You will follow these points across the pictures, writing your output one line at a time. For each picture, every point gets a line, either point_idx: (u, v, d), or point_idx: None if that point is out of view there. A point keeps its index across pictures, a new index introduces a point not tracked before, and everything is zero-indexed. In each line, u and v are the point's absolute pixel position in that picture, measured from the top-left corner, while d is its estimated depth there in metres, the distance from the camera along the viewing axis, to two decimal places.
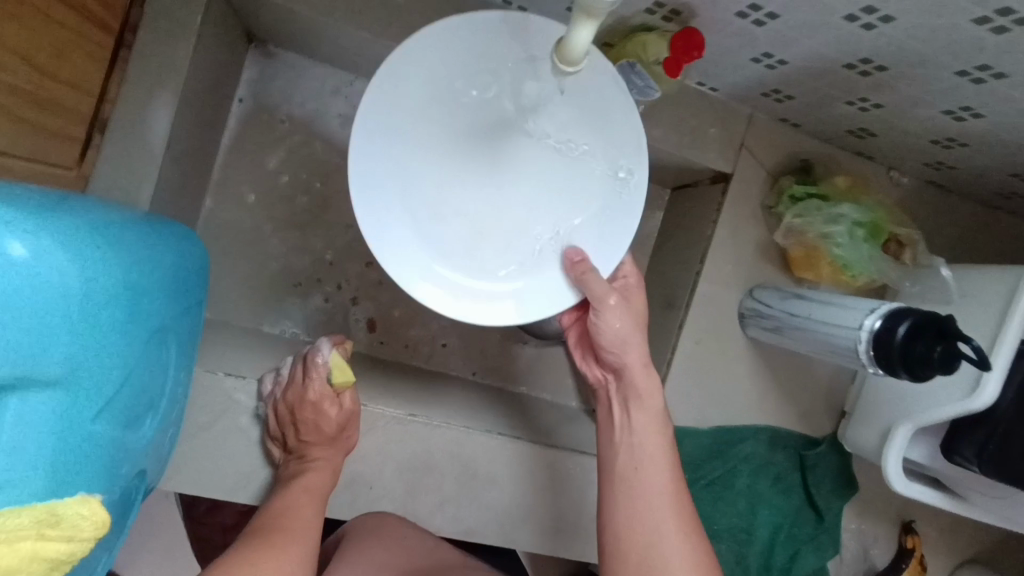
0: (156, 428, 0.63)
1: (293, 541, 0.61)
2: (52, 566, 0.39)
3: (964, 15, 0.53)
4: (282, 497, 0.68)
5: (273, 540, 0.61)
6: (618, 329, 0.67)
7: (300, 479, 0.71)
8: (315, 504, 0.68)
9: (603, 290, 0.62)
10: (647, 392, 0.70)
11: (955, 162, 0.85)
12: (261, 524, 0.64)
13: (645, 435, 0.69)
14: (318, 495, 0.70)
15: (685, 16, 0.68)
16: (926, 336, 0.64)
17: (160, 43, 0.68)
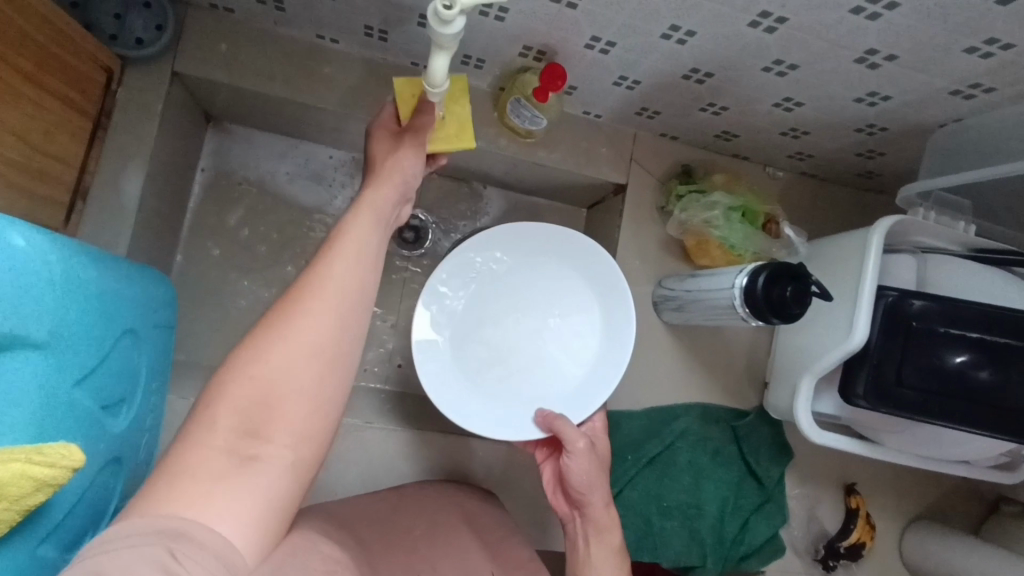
0: (131, 427, 0.66)
1: (310, 330, 0.54)
2: (35, 488, 0.44)
3: (739, 23, 0.69)
4: (322, 261, 0.57)
5: (309, 303, 0.54)
6: (582, 473, 0.76)
7: (346, 232, 0.59)
8: (379, 214, 0.62)
9: (575, 435, 0.76)
10: (603, 525, 0.77)
11: (812, 151, 1.01)
12: (309, 279, 0.56)
13: (601, 565, 0.76)
14: (339, 314, 0.55)
15: (550, 55, 0.84)
16: (780, 281, 0.77)
17: (130, 124, 0.84)
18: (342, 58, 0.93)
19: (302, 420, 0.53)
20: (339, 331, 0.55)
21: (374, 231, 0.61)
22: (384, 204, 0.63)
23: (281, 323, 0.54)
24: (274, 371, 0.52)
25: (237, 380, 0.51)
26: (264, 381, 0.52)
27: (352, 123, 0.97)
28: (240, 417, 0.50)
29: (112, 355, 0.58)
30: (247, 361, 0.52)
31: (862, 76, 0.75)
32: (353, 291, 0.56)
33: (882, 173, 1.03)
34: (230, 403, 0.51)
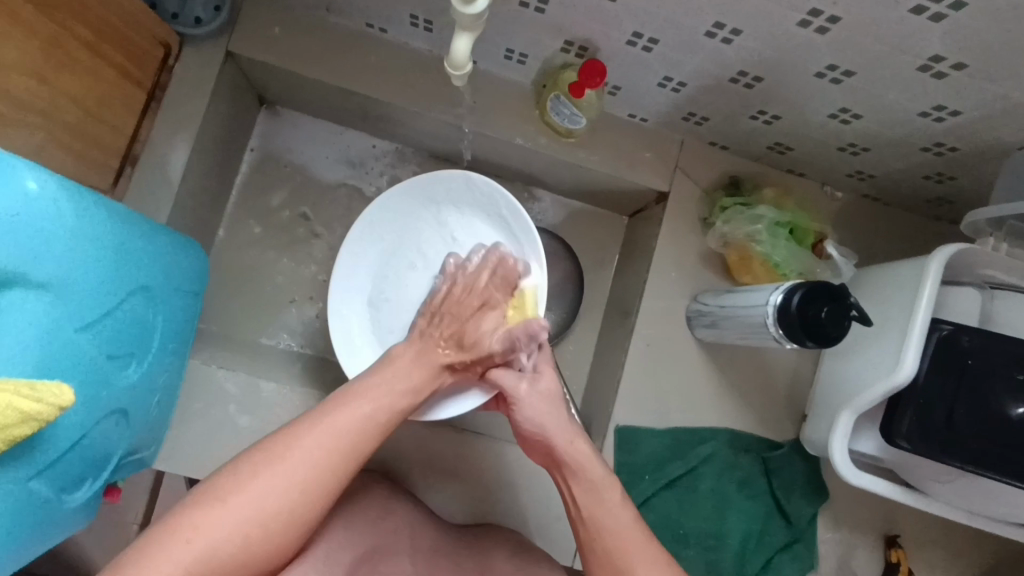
0: (144, 383, 0.68)
1: (273, 493, 0.59)
2: (21, 420, 0.46)
3: (788, 21, 0.65)
4: (314, 419, 0.63)
5: (286, 459, 0.60)
6: (522, 386, 0.74)
7: (354, 399, 0.66)
8: (360, 446, 0.64)
9: (513, 380, 0.75)
10: (580, 466, 0.70)
11: (874, 170, 0.93)
12: (287, 441, 0.61)
13: (593, 506, 0.68)
14: (305, 475, 0.60)
15: (593, 51, 0.82)
16: (818, 300, 0.71)
17: (183, 98, 0.88)
18: (388, 48, 0.94)
19: (252, 555, 0.58)
20: (300, 514, 0.60)
21: (376, 408, 0.66)
22: (369, 412, 0.66)
23: (272, 457, 0.60)
24: (249, 518, 0.58)
25: (217, 514, 0.57)
26: (240, 521, 0.57)
27: (394, 112, 0.98)
28: (202, 561, 0.55)
29: (123, 307, 0.61)
30: (227, 496, 0.58)
31: (927, 86, 0.69)
32: (319, 483, 0.61)
33: (953, 200, 0.94)
34: (202, 538, 0.56)
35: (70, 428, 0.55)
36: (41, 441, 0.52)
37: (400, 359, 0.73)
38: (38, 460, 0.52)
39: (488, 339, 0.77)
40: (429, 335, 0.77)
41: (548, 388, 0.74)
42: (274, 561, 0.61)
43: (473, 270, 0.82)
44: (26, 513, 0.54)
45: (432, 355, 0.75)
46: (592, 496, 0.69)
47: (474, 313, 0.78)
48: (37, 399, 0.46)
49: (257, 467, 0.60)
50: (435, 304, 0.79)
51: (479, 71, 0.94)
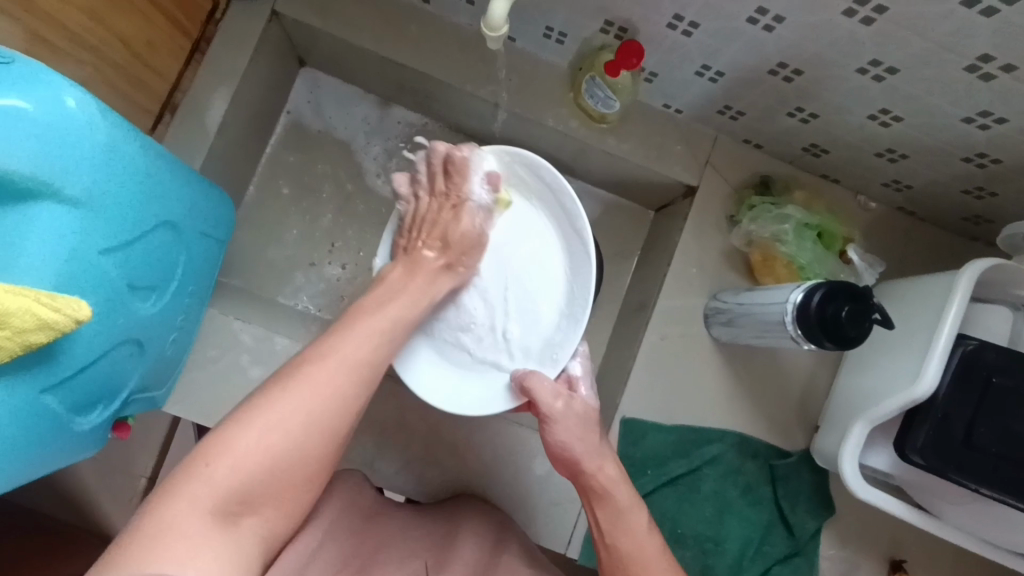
0: (161, 319, 0.69)
1: (298, 419, 0.56)
2: (36, 326, 0.46)
3: (833, 10, 0.64)
4: (323, 346, 0.60)
5: (308, 372, 0.57)
6: (554, 403, 0.69)
7: (363, 325, 0.63)
8: (370, 347, 0.62)
9: (550, 398, 0.69)
10: (605, 489, 0.69)
11: (911, 181, 0.91)
12: (310, 359, 0.59)
13: (618, 533, 0.67)
14: (334, 392, 0.58)
15: (632, 34, 0.82)
16: (838, 299, 0.69)
17: (225, 52, 0.90)
18: (428, 20, 0.95)
19: (287, 477, 0.56)
20: (333, 428, 0.58)
21: (379, 338, 0.63)
22: (372, 349, 0.62)
23: (284, 382, 0.57)
24: (277, 442, 0.55)
25: (240, 440, 0.53)
26: (271, 442, 0.54)
27: (429, 85, 0.99)
28: (240, 487, 0.53)
29: (147, 240, 0.61)
30: (259, 411, 0.55)
31: (972, 90, 0.67)
32: (349, 393, 0.59)
33: (992, 219, 0.91)
34: (232, 465, 0.53)
35: (87, 350, 0.56)
36: (55, 357, 0.53)
37: (394, 276, 0.71)
38: (51, 376, 0.53)
39: (473, 232, 0.75)
40: (412, 245, 0.74)
41: (582, 409, 0.71)
42: (307, 492, 0.58)
43: (428, 180, 0.78)
44: (37, 429, 0.55)
45: (421, 260, 0.73)
46: (616, 520, 0.68)
47: (450, 211, 0.75)
48: (55, 308, 0.47)
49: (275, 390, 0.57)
50: (411, 221, 0.76)
51: (516, 50, 0.95)
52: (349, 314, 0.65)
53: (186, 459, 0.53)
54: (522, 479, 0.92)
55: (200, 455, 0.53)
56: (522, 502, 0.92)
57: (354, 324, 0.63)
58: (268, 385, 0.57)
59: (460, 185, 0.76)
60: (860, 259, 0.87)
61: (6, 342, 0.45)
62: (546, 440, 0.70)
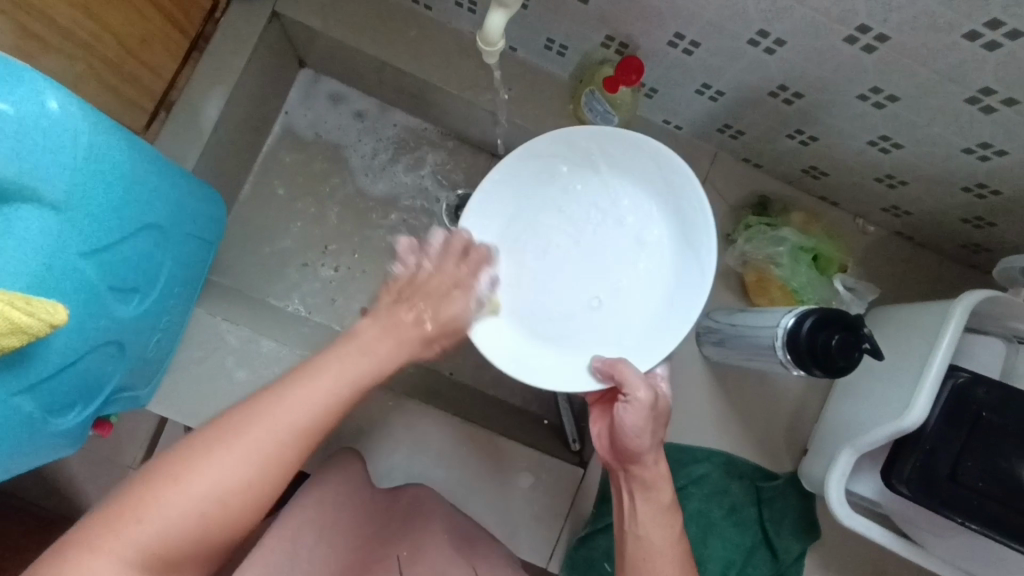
0: (146, 319, 0.68)
1: (233, 471, 0.50)
2: (9, 330, 0.45)
3: (835, 36, 0.63)
4: (273, 394, 0.53)
5: (251, 433, 0.51)
6: (641, 395, 0.67)
7: (312, 376, 0.55)
8: (327, 415, 0.55)
9: (637, 382, 0.67)
10: (650, 482, 0.69)
11: (909, 207, 0.90)
12: (253, 417, 0.52)
13: (652, 528, 0.67)
14: (274, 441, 0.52)
15: (633, 48, 0.81)
16: (829, 326, 0.68)
17: (223, 51, 0.89)
18: (430, 25, 0.94)
19: (206, 539, 0.51)
20: (274, 470, 0.52)
21: (334, 389, 0.56)
22: (348, 382, 0.57)
23: (219, 440, 0.51)
24: (205, 496, 0.50)
25: (164, 495, 0.49)
26: (204, 492, 0.50)
27: (429, 90, 0.98)
28: (158, 543, 0.48)
29: (130, 242, 0.60)
30: (184, 476, 0.49)
31: (974, 121, 0.67)
32: (287, 455, 0.53)
33: (990, 248, 0.91)
34: (150, 522, 0.48)
35: (67, 351, 0.56)
36: (36, 357, 0.52)
37: (364, 331, 0.61)
38: (30, 376, 0.53)
39: (463, 318, 0.68)
40: (395, 307, 0.65)
41: (663, 404, 0.69)
42: (225, 549, 0.54)
43: (437, 252, 0.69)
44: (10, 430, 0.54)
45: (401, 322, 0.63)
46: (650, 516, 0.68)
47: (449, 289, 0.67)
48: (29, 312, 0.46)
49: (211, 441, 0.51)
50: (402, 282, 0.67)
51: (517, 60, 0.94)
52: (307, 362, 0.57)
53: (106, 506, 0.49)
54: (507, 492, 0.92)
55: (115, 509, 0.49)
56: (505, 515, 0.91)
57: (312, 370, 0.56)
58: (209, 435, 0.51)
59: (475, 265, 0.71)
60: (844, 290, 0.87)
61: None
62: (622, 422, 0.68)
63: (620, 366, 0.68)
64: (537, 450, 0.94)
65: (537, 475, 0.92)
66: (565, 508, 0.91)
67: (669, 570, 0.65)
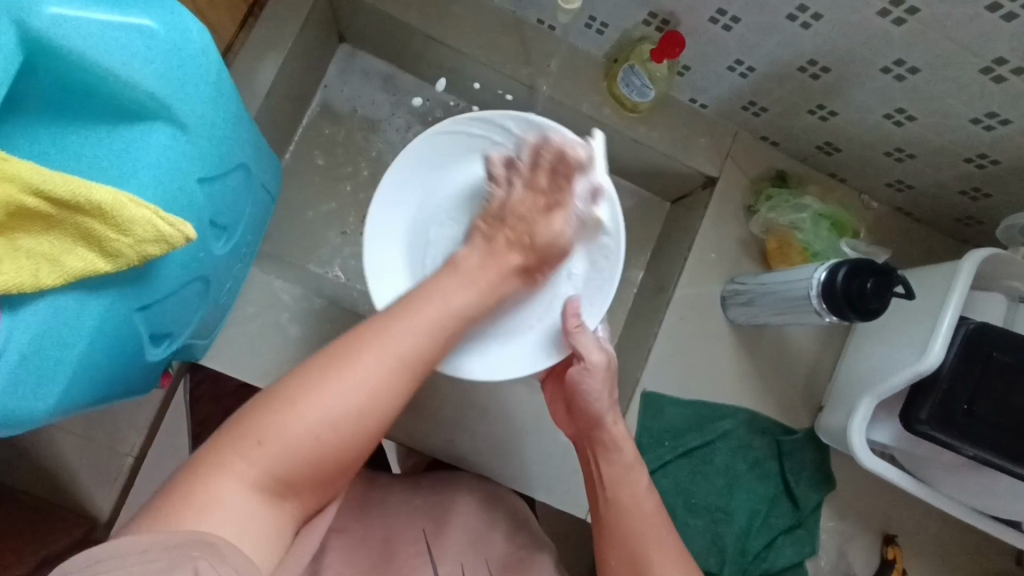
0: (224, 261, 0.70)
1: (348, 401, 0.53)
2: (154, 238, 0.47)
3: (870, 9, 0.71)
4: (396, 317, 0.57)
5: (364, 360, 0.53)
6: (596, 359, 0.72)
7: (452, 290, 0.61)
8: (424, 354, 0.57)
9: (589, 347, 0.73)
10: (615, 445, 0.73)
11: (913, 180, 0.99)
12: (370, 344, 0.54)
13: (620, 487, 0.72)
14: (380, 381, 0.54)
15: (673, 26, 0.88)
16: (863, 274, 0.75)
17: (278, 19, 0.92)
18: (473, 2, 0.99)
19: (331, 453, 0.53)
20: (383, 402, 0.54)
21: (447, 318, 0.59)
22: (454, 311, 0.60)
23: (342, 366, 0.53)
24: (324, 419, 0.52)
25: (289, 418, 0.52)
26: (322, 417, 0.52)
27: (469, 66, 1.03)
28: (282, 463, 0.52)
29: (229, 180, 0.63)
30: (302, 400, 0.52)
31: (985, 90, 0.75)
32: (399, 386, 0.55)
33: (983, 220, 1.00)
34: (272, 447, 0.51)
35: (174, 274, 0.58)
36: (154, 275, 0.54)
37: (471, 261, 0.65)
38: (147, 293, 0.55)
39: None
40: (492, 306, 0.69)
41: (600, 364, 0.72)
42: (343, 474, 0.57)
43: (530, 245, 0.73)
44: (123, 350, 0.56)
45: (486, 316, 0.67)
46: (623, 476, 0.72)
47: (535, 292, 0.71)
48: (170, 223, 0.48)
49: (327, 367, 0.53)
50: (496, 208, 0.70)
51: (556, 39, 1.00)
52: (413, 294, 0.60)
53: (230, 429, 0.52)
54: (547, 446, 0.96)
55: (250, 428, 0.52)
56: (545, 469, 0.95)
57: (427, 300, 0.60)
58: (335, 350, 0.54)
59: (559, 264, 0.74)
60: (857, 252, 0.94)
61: (127, 248, 0.47)
62: (580, 387, 0.73)
63: (578, 330, 0.74)
64: None
65: None
66: None
67: (651, 525, 0.70)
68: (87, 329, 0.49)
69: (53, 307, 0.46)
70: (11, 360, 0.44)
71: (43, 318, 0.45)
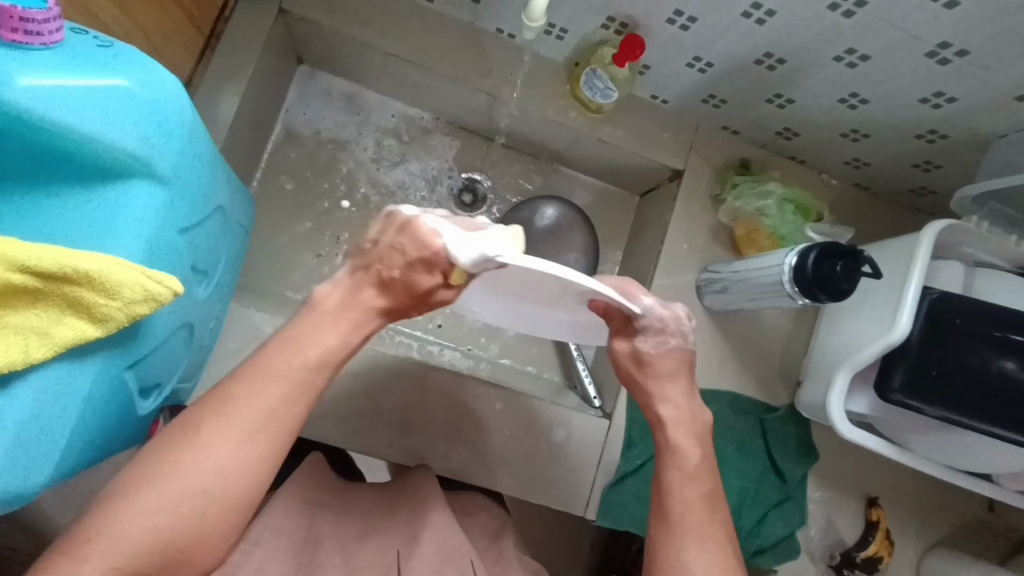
0: (209, 299, 0.70)
1: (200, 478, 0.53)
2: (143, 298, 0.47)
3: (820, 4, 0.74)
4: (242, 390, 0.56)
5: (209, 439, 0.54)
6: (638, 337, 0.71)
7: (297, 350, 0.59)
8: (292, 402, 0.57)
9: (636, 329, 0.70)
10: (677, 443, 0.68)
11: (869, 158, 1.03)
12: (213, 416, 0.55)
13: (685, 490, 0.66)
14: (232, 452, 0.54)
15: (632, 27, 0.89)
16: (832, 257, 0.78)
17: (234, 47, 0.90)
18: (430, 16, 0.99)
19: (192, 537, 0.53)
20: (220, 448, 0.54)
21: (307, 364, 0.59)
22: (300, 374, 0.58)
23: (191, 444, 0.54)
24: (164, 509, 0.52)
25: (124, 516, 0.51)
26: (160, 506, 0.52)
27: (430, 78, 1.02)
28: (125, 559, 0.50)
29: (211, 223, 0.64)
30: (146, 483, 0.52)
31: (931, 72, 0.79)
32: (252, 449, 0.55)
33: (935, 190, 1.05)
34: (103, 544, 0.49)
35: (162, 326, 0.57)
36: (144, 333, 0.54)
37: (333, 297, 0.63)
38: (136, 352, 0.54)
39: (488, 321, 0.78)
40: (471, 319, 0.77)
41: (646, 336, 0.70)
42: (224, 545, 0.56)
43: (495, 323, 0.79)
44: (116, 408, 0.55)
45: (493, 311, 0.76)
46: (683, 476, 0.67)
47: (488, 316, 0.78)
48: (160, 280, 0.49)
49: (168, 453, 0.53)
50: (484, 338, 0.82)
51: (517, 47, 1.00)
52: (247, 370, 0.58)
53: (70, 535, 0.51)
54: (542, 448, 0.98)
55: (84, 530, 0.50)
56: (541, 471, 0.97)
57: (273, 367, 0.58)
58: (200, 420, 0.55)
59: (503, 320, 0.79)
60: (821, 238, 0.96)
61: (117, 310, 0.47)
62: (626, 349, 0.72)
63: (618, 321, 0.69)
64: (565, 409, 1.00)
65: (569, 430, 0.99)
66: (596, 457, 0.99)
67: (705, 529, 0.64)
68: (83, 397, 0.50)
69: (49, 379, 0.46)
70: (6, 439, 0.45)
71: (38, 398, 0.46)
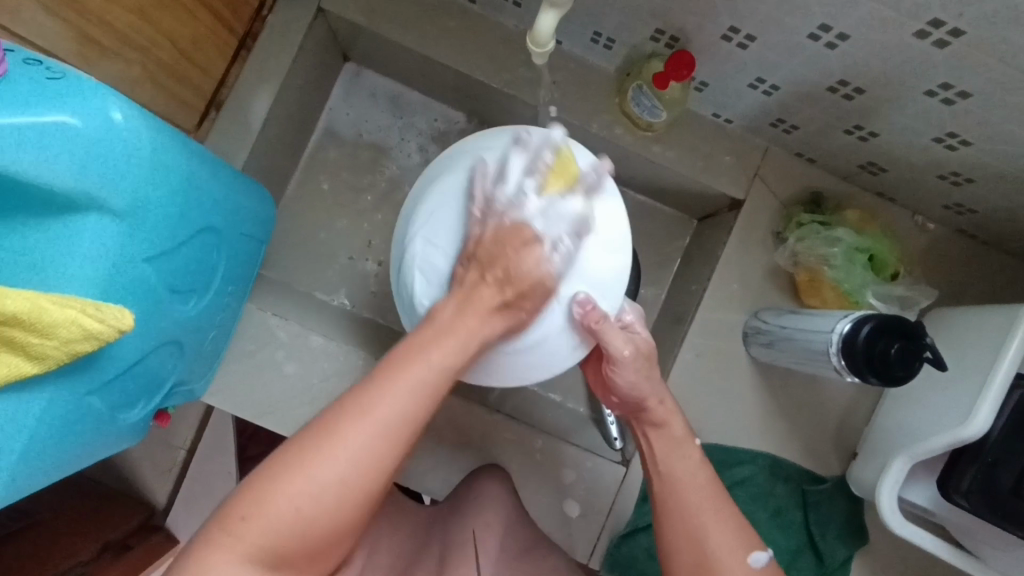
0: (205, 307, 0.72)
1: (369, 456, 0.50)
2: (81, 337, 0.48)
3: (904, 30, 0.62)
4: (367, 391, 0.51)
5: (346, 431, 0.49)
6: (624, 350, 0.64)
7: (442, 337, 0.54)
8: (426, 401, 0.52)
9: (621, 343, 0.64)
10: (663, 420, 0.68)
11: (975, 204, 0.85)
12: (354, 407, 0.50)
13: (674, 464, 0.67)
14: (362, 465, 0.50)
15: (682, 43, 0.80)
16: (889, 335, 0.66)
17: (270, 49, 0.90)
18: (474, 19, 0.92)
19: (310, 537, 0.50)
20: (377, 474, 0.51)
21: (453, 358, 0.54)
22: (443, 365, 0.53)
23: (310, 460, 0.49)
24: (312, 491, 0.49)
25: (272, 498, 0.48)
26: (313, 489, 0.49)
27: (472, 85, 0.96)
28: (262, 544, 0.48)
29: (197, 239, 0.65)
30: (287, 479, 0.49)
31: None
32: (384, 456, 0.51)
33: None
34: (256, 524, 0.48)
35: (129, 349, 0.59)
36: (99, 360, 0.56)
37: (444, 315, 0.56)
38: (92, 379, 0.56)
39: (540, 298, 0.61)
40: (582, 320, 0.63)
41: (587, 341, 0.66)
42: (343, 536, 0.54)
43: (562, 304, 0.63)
44: (77, 425, 0.57)
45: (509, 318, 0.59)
46: (669, 452, 0.68)
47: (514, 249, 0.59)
48: (101, 312, 0.49)
49: (319, 435, 0.50)
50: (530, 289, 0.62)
51: (562, 52, 0.92)
52: (386, 366, 0.53)
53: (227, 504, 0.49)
54: (549, 487, 0.93)
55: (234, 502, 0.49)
56: (545, 510, 0.92)
57: (411, 360, 0.53)
58: (285, 454, 0.49)
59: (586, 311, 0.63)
60: (893, 297, 0.85)
61: (53, 348, 0.47)
62: (618, 380, 0.67)
63: (601, 325, 0.63)
64: (580, 449, 0.94)
65: (580, 472, 0.93)
66: (607, 504, 0.93)
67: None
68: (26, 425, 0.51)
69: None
70: None
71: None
